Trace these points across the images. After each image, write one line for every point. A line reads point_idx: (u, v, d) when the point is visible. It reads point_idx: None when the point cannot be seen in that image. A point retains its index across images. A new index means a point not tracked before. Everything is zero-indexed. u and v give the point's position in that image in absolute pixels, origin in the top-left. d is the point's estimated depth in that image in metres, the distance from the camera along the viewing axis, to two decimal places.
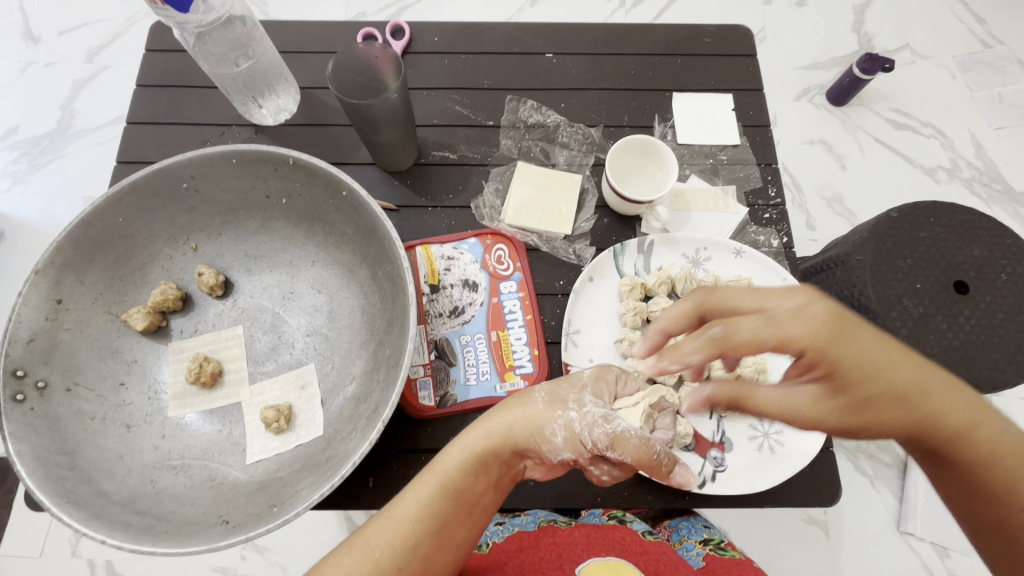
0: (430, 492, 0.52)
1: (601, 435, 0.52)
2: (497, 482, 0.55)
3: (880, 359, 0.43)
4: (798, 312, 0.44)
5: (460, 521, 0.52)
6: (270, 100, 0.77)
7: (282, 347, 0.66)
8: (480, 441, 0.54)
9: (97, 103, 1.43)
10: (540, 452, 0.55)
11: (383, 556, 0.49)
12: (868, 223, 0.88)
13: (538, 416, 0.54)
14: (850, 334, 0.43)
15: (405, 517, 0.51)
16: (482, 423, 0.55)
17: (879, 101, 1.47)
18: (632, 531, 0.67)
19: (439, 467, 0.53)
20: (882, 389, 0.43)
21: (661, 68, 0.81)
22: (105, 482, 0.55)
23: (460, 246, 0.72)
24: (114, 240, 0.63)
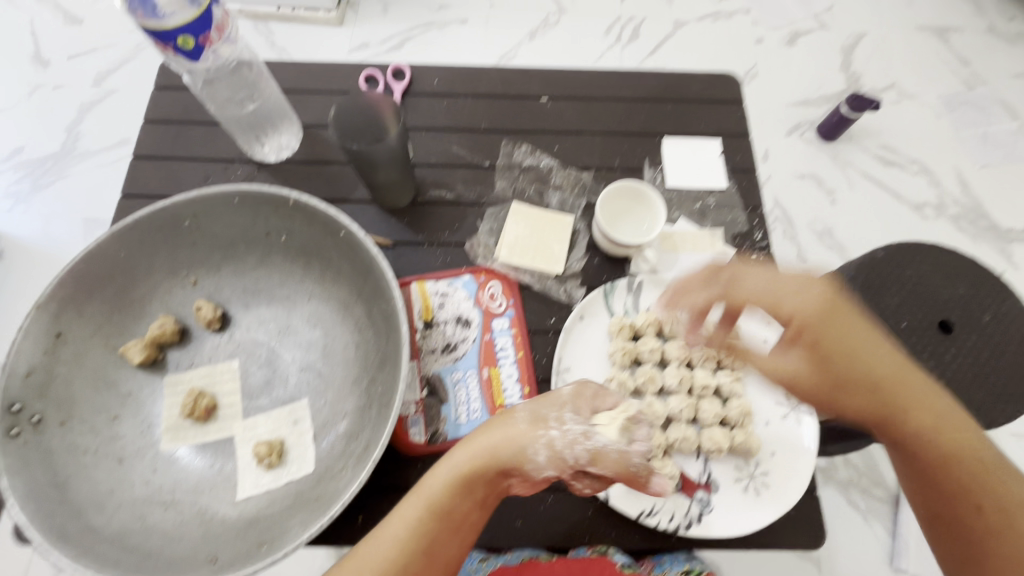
0: (416, 513, 0.52)
1: (581, 452, 0.54)
2: (484, 501, 0.55)
3: (863, 346, 0.55)
4: (805, 296, 0.57)
5: (448, 540, 0.52)
6: (273, 139, 0.81)
7: (276, 381, 0.67)
8: (464, 462, 0.53)
9: (102, 125, 1.46)
10: (524, 471, 0.54)
11: (373, 575, 0.50)
12: (852, 262, 0.90)
13: (520, 436, 0.54)
14: (839, 318, 0.56)
15: (392, 538, 0.52)
16: (466, 444, 0.55)
17: (867, 138, 1.51)
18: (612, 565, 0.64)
19: (425, 489, 0.53)
20: (860, 371, 0.54)
21: (652, 113, 0.85)
22: (94, 518, 0.56)
23: (454, 283, 0.74)
24: (115, 275, 0.65)
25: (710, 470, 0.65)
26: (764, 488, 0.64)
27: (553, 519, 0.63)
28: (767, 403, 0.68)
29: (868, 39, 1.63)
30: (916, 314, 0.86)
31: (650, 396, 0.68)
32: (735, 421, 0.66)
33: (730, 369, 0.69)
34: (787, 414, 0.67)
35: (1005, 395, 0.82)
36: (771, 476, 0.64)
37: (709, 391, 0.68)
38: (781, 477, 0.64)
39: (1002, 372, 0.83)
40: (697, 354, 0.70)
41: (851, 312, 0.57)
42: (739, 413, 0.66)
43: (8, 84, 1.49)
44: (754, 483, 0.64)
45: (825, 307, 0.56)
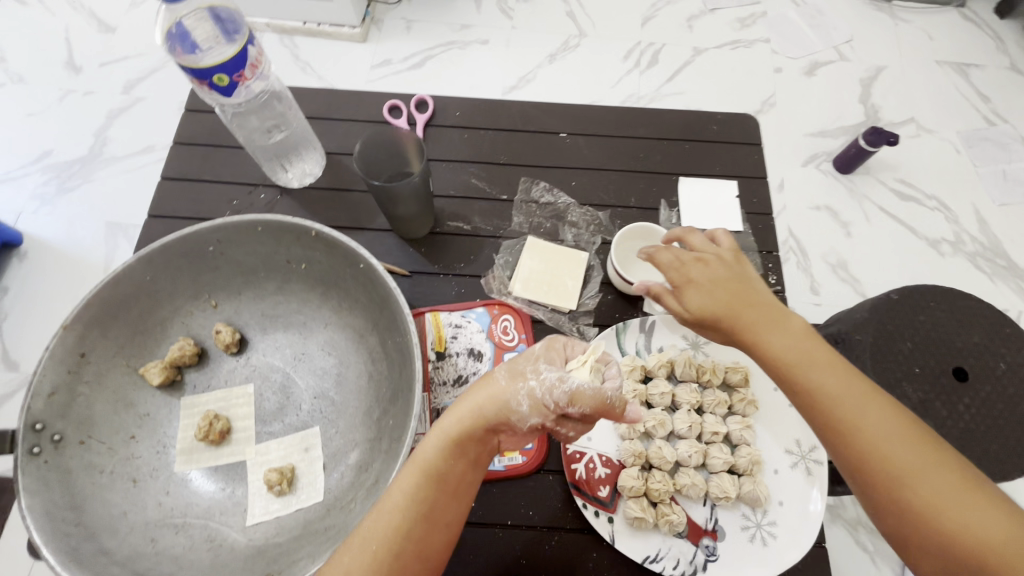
0: (411, 482, 0.51)
1: (561, 395, 0.52)
2: (476, 461, 0.54)
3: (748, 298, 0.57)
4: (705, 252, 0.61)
5: (447, 504, 0.52)
6: (297, 165, 0.83)
7: (290, 407, 0.68)
8: (452, 426, 0.53)
9: (129, 132, 1.50)
10: (510, 425, 0.54)
11: (378, 549, 0.49)
12: (865, 305, 0.90)
13: (502, 392, 0.53)
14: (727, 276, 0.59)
15: (391, 509, 0.50)
16: (453, 409, 0.55)
17: (884, 172, 1.51)
18: None
19: (417, 458, 0.52)
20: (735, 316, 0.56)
21: (669, 152, 0.86)
22: (107, 540, 0.56)
23: (467, 315, 0.75)
24: (140, 297, 0.67)
25: (716, 516, 0.65)
26: (770, 538, 0.63)
27: (556, 562, 0.63)
28: (775, 451, 0.68)
29: (887, 72, 1.63)
30: (928, 361, 0.86)
31: (659, 439, 0.68)
32: (744, 468, 0.65)
33: (740, 415, 0.69)
34: (796, 463, 0.67)
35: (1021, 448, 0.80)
36: (778, 527, 0.64)
37: (719, 437, 0.68)
38: (789, 527, 0.64)
39: (1015, 425, 0.81)
40: (707, 399, 0.70)
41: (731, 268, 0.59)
42: (747, 460, 0.66)
43: (41, 88, 1.54)
44: (761, 532, 0.64)
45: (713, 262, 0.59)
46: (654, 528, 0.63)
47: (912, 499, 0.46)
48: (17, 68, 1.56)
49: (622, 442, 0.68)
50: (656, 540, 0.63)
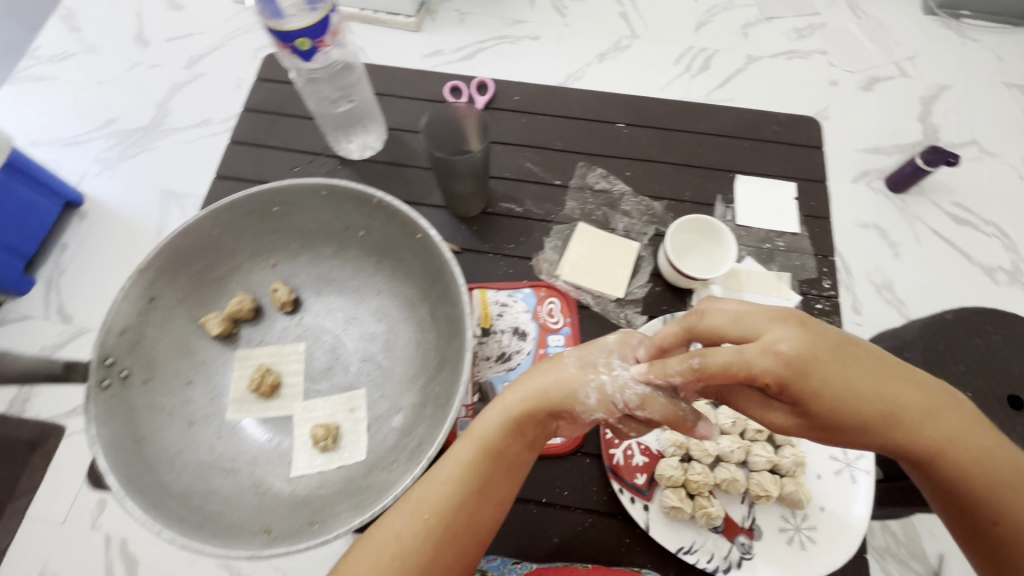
0: (469, 454, 0.54)
1: (631, 397, 0.54)
2: (532, 443, 0.57)
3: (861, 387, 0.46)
4: (772, 347, 0.45)
5: (501, 479, 0.55)
6: (359, 137, 0.85)
7: (337, 368, 0.70)
8: (517, 406, 0.56)
9: (190, 105, 1.56)
10: (572, 413, 0.56)
11: (431, 514, 0.52)
12: (918, 324, 0.87)
13: (571, 380, 0.56)
14: (822, 364, 0.45)
15: (449, 478, 0.54)
16: (516, 388, 0.57)
17: (940, 194, 1.45)
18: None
19: (478, 432, 0.55)
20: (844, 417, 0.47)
21: (727, 150, 0.85)
22: (164, 474, 0.59)
23: (514, 294, 0.76)
24: (206, 250, 0.69)
25: (754, 515, 0.64)
26: (810, 543, 0.62)
27: (590, 541, 0.64)
28: (819, 457, 0.67)
29: (951, 92, 1.57)
30: (981, 387, 0.82)
31: None
32: (787, 470, 0.64)
33: None
34: (841, 469, 0.66)
35: None
36: (818, 532, 0.62)
37: (763, 436, 0.67)
38: (830, 534, 0.62)
39: None
40: None
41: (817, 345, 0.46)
42: (791, 461, 0.64)
43: (111, 59, 1.61)
44: (800, 536, 0.62)
45: (794, 357, 0.45)
46: (690, 520, 0.63)
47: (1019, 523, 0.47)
48: (89, 39, 1.64)
49: (664, 431, 0.68)
50: (691, 532, 0.62)
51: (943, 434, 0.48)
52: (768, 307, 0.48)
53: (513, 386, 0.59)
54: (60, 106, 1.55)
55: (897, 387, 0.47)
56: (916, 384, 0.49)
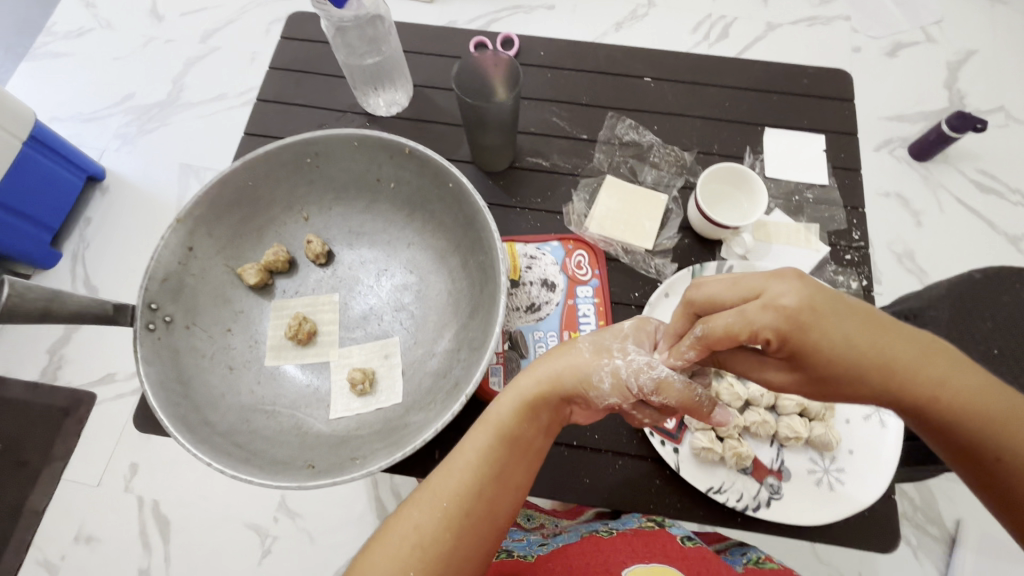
0: (485, 440, 0.54)
1: (646, 380, 0.54)
2: (547, 427, 0.57)
3: (863, 343, 0.46)
4: (772, 303, 0.46)
5: (517, 465, 0.54)
6: (388, 92, 0.85)
7: (372, 317, 0.72)
8: (531, 389, 0.56)
9: (206, 79, 1.57)
10: (586, 398, 0.56)
11: (449, 503, 0.52)
12: (945, 281, 0.87)
13: (585, 365, 0.56)
14: (821, 318, 0.46)
15: (465, 466, 0.54)
16: (530, 373, 0.58)
17: (965, 161, 1.43)
18: (671, 537, 0.64)
19: (493, 418, 0.55)
20: (845, 369, 0.47)
21: (755, 103, 0.84)
22: (210, 414, 0.62)
23: (542, 247, 0.76)
24: (242, 200, 0.71)
25: (783, 458, 0.65)
26: (838, 484, 0.63)
27: (619, 483, 0.65)
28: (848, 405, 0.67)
29: (979, 57, 1.53)
30: (1009, 343, 0.82)
31: (731, 377, 0.69)
32: (816, 413, 0.65)
33: None
34: (870, 415, 0.66)
35: None
36: (846, 474, 0.63)
37: None
38: (858, 477, 0.63)
39: None
40: None
41: (813, 300, 0.46)
42: (820, 405, 0.65)
43: (127, 34, 1.62)
44: (829, 478, 0.63)
45: (794, 314, 0.45)
46: (720, 461, 0.64)
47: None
48: (104, 14, 1.64)
49: None
50: (721, 473, 0.64)
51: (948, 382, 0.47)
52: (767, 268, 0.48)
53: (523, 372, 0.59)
54: (78, 82, 1.56)
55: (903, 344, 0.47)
56: (930, 351, 0.47)
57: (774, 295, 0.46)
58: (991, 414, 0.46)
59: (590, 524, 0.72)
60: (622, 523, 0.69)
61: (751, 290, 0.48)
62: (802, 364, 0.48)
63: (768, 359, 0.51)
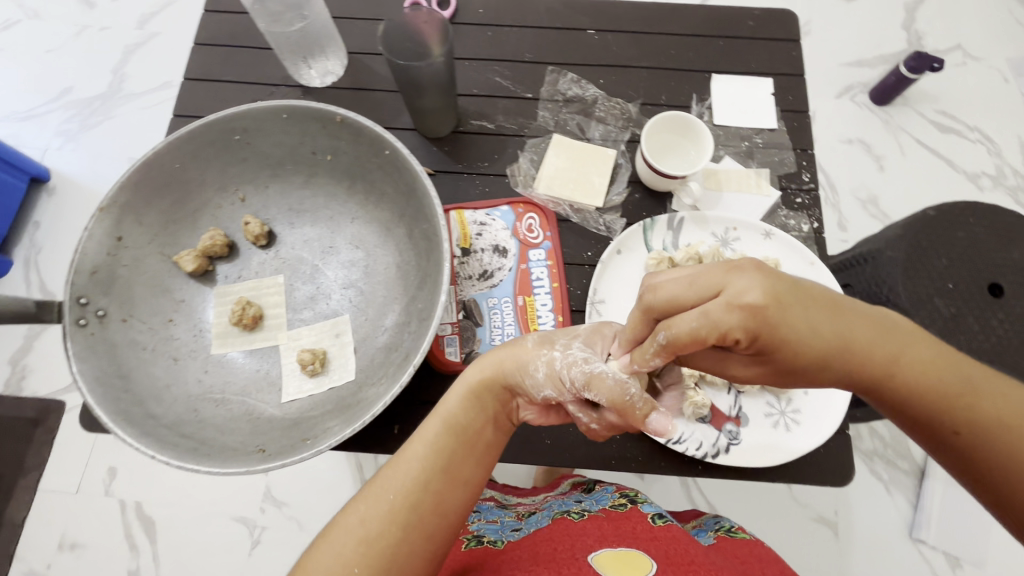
0: (433, 431, 0.55)
1: (577, 374, 0.53)
2: (496, 419, 0.57)
3: (824, 329, 0.45)
4: (735, 301, 0.44)
5: (465, 457, 0.54)
6: (320, 62, 0.81)
7: (320, 297, 0.69)
8: (474, 377, 0.57)
9: (146, 66, 1.49)
10: (525, 391, 0.56)
11: (394, 497, 0.52)
12: (901, 223, 0.85)
13: (525, 355, 0.56)
14: (780, 309, 0.44)
15: (413, 458, 0.54)
16: (478, 362, 0.58)
17: (924, 102, 1.43)
18: (643, 518, 0.64)
19: (440, 412, 0.56)
20: (805, 356, 0.46)
21: (702, 49, 0.82)
22: (154, 407, 0.59)
23: (492, 213, 0.74)
24: (172, 184, 0.68)
25: (740, 404, 0.66)
26: (794, 424, 0.64)
27: (579, 443, 0.65)
28: None
29: None
30: (965, 276, 0.81)
31: None
32: None
33: None
34: None
35: None
36: (802, 414, 0.64)
37: None
38: (813, 416, 0.64)
39: None
40: None
41: (772, 293, 0.44)
42: None
43: (57, 24, 1.52)
44: (785, 419, 0.64)
45: (755, 309, 0.44)
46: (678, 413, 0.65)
47: (988, 430, 0.45)
48: (30, 4, 1.54)
49: None
50: (679, 424, 0.64)
51: (898, 357, 0.47)
52: (721, 262, 0.46)
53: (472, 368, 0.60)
54: (8, 79, 1.47)
55: (862, 322, 0.47)
56: (884, 327, 0.47)
57: (732, 291, 0.44)
58: (949, 383, 0.46)
59: (562, 502, 0.72)
60: (593, 504, 0.69)
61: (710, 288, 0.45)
62: (769, 355, 0.47)
63: (731, 355, 0.50)
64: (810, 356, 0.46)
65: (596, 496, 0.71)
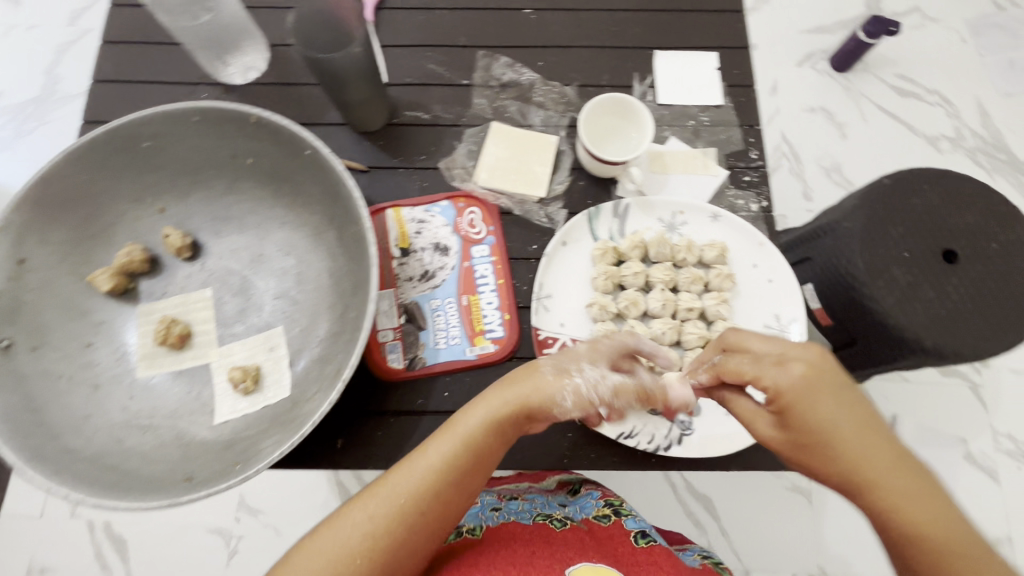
0: (451, 447, 0.50)
1: (604, 392, 0.53)
2: (510, 441, 0.53)
3: (841, 426, 0.42)
4: (785, 362, 0.44)
5: (475, 473, 0.51)
6: (237, 58, 0.75)
7: (250, 310, 0.66)
8: (500, 405, 0.51)
9: (84, 68, 1.39)
10: (548, 418, 0.53)
11: (402, 504, 0.48)
12: (855, 194, 0.77)
13: (548, 387, 0.52)
14: (818, 395, 0.43)
15: (429, 467, 0.50)
16: (498, 388, 0.53)
17: (884, 67, 1.41)
18: (625, 538, 0.62)
19: (461, 427, 0.51)
20: (819, 450, 0.43)
21: (645, 25, 0.78)
22: (71, 440, 0.56)
23: (431, 209, 0.70)
24: (79, 199, 0.63)
25: None
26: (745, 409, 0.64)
27: (530, 444, 0.63)
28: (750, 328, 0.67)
29: None
30: (924, 244, 0.72)
31: (632, 319, 0.67)
32: None
33: (716, 291, 0.68)
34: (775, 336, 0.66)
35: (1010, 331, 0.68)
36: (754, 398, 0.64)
37: (694, 313, 0.67)
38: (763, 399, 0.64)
39: (1009, 300, 0.69)
40: (681, 278, 0.68)
41: (823, 379, 0.43)
42: None
43: None
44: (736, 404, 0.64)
45: (805, 382, 0.43)
46: None
47: None
48: None
49: (595, 324, 0.66)
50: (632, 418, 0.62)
51: (925, 510, 0.41)
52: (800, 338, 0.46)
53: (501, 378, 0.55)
54: None
55: (884, 445, 0.42)
56: (904, 463, 0.42)
57: (794, 358, 0.44)
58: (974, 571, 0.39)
59: (545, 501, 0.68)
60: (576, 512, 0.67)
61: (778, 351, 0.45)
62: (790, 434, 0.45)
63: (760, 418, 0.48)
64: (811, 440, 0.43)
65: (580, 502, 0.68)
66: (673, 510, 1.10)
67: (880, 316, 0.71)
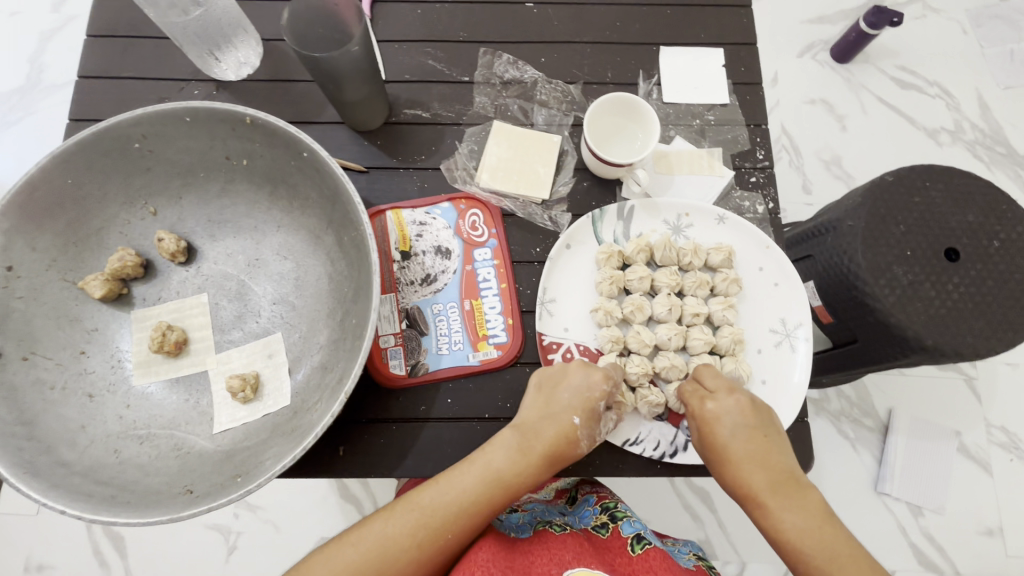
0: (492, 492, 0.52)
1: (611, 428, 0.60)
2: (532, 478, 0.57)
3: (734, 449, 0.54)
4: (705, 395, 0.57)
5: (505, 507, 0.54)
6: (229, 53, 0.72)
7: (248, 315, 0.64)
8: (543, 473, 0.55)
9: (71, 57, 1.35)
10: None
11: (441, 534, 0.51)
12: (858, 189, 0.76)
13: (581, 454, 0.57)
14: (721, 423, 0.55)
15: (471, 509, 0.52)
16: (539, 452, 0.54)
17: (885, 58, 1.39)
18: (621, 547, 0.61)
19: (505, 476, 0.53)
20: (718, 465, 0.55)
21: (649, 19, 0.76)
22: (66, 453, 0.55)
23: (432, 211, 0.69)
24: (67, 203, 0.61)
25: None
26: None
27: None
28: (755, 333, 0.66)
29: None
30: (926, 242, 0.71)
31: (637, 324, 0.66)
32: (726, 348, 0.64)
33: (722, 296, 0.67)
34: (781, 340, 0.66)
35: (1007, 330, 0.68)
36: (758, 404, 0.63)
37: (700, 318, 0.66)
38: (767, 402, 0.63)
39: (1009, 299, 0.68)
40: (687, 281, 0.67)
41: (728, 412, 0.56)
42: (729, 340, 0.64)
43: None
44: None
45: (714, 411, 0.56)
46: (635, 412, 0.62)
47: None
48: None
49: (600, 329, 0.66)
50: (638, 425, 0.62)
51: (798, 526, 0.50)
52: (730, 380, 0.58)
53: (534, 426, 0.55)
54: None
55: (777, 470, 0.53)
56: (786, 486, 0.52)
57: (720, 396, 0.57)
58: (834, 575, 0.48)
59: (546, 509, 0.67)
60: (576, 521, 0.66)
61: (713, 389, 0.58)
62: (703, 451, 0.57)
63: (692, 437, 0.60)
64: (715, 456, 0.55)
65: (580, 512, 0.67)
66: (671, 505, 1.10)
67: (880, 314, 0.71)
